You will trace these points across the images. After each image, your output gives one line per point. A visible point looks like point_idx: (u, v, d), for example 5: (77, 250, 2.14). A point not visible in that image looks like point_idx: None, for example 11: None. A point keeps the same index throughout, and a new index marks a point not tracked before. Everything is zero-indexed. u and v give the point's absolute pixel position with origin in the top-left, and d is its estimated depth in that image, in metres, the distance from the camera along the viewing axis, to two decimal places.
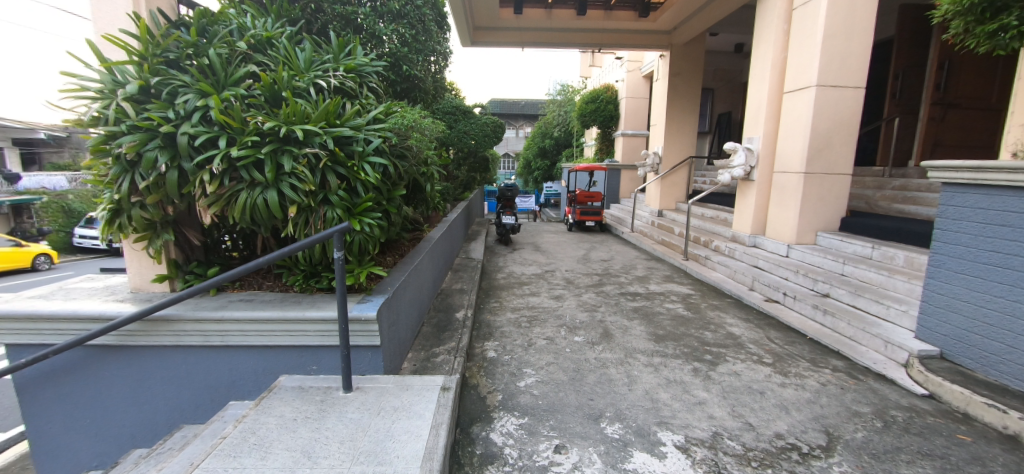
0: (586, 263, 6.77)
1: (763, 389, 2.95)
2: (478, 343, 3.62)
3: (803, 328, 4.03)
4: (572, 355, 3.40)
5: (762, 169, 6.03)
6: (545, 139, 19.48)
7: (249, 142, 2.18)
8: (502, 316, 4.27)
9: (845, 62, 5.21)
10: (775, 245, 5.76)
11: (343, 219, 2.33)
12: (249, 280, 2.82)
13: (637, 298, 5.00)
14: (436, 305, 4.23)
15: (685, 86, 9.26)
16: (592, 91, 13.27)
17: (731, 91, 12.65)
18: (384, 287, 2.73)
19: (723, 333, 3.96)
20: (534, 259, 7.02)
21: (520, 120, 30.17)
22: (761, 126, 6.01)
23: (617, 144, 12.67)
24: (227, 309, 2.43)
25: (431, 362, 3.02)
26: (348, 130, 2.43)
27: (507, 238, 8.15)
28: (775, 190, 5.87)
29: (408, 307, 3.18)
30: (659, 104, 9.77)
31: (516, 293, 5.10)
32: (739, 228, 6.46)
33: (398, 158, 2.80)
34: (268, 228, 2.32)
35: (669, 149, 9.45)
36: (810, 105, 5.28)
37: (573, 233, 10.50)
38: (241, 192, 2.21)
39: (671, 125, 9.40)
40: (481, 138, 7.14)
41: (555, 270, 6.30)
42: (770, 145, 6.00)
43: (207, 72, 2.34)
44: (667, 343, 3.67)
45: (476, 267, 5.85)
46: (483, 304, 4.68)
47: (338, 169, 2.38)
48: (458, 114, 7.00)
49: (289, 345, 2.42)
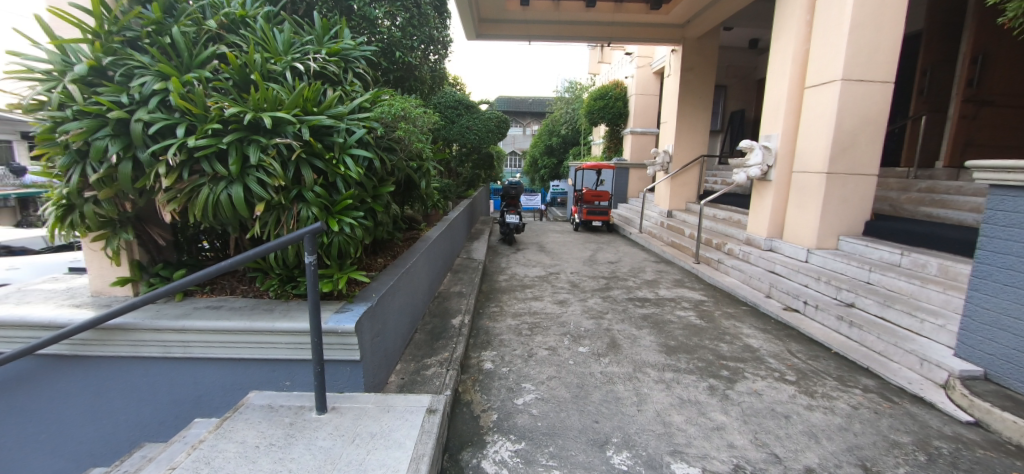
0: (593, 265, 6.47)
1: (788, 412, 2.66)
2: (475, 353, 3.35)
3: (827, 340, 3.73)
4: (576, 369, 3.12)
5: (781, 168, 5.71)
6: (552, 136, 19.14)
7: (210, 131, 1.93)
8: (501, 323, 4.00)
9: (873, 55, 4.86)
10: (793, 249, 5.43)
11: (319, 219, 2.07)
12: (222, 284, 2.57)
13: (646, 304, 4.70)
14: (431, 309, 3.97)
15: (698, 82, 8.91)
16: (601, 88, 12.90)
17: (744, 88, 12.28)
18: (369, 294, 2.46)
19: (740, 345, 3.66)
20: (538, 260, 6.74)
21: (527, 118, 29.90)
22: (779, 123, 5.68)
23: (626, 142, 12.34)
24: (190, 317, 2.18)
25: (421, 376, 2.76)
26: (327, 119, 2.16)
27: (510, 237, 7.87)
28: (794, 191, 5.54)
29: (397, 314, 2.91)
30: (670, 100, 9.43)
31: (518, 297, 4.82)
32: (755, 231, 6.13)
33: (387, 150, 2.54)
34: (235, 227, 2.07)
35: (680, 147, 9.12)
36: (835, 101, 4.94)
37: (579, 233, 10.20)
38: (202, 187, 1.96)
39: (682, 122, 9.06)
40: (484, 134, 6.87)
41: (560, 272, 6.01)
42: (790, 144, 5.67)
43: (169, 53, 2.09)
44: (680, 356, 3.37)
45: (477, 268, 5.58)
46: (482, 308, 4.41)
47: (315, 162, 2.12)
48: (461, 108, 6.69)
49: (259, 358, 2.17)
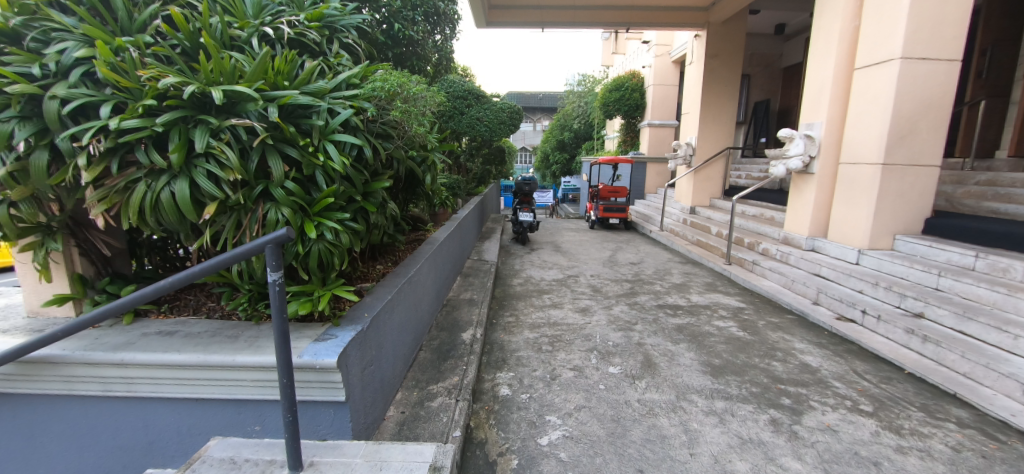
0: (614, 267, 5.96)
1: (876, 457, 2.16)
2: (488, 375, 2.88)
3: (898, 359, 3.21)
4: (608, 395, 2.65)
5: (825, 160, 5.14)
6: (565, 131, 18.58)
7: (143, 109, 1.48)
8: (517, 336, 3.52)
9: (938, 29, 4.28)
10: (841, 250, 4.88)
11: (290, 222, 1.61)
12: (186, 301, 2.14)
13: (679, 313, 4.18)
14: (439, 321, 3.51)
15: (724, 69, 8.33)
16: (616, 79, 12.31)
17: (769, 77, 11.65)
18: (359, 315, 2.01)
19: (796, 365, 3.14)
20: (555, 262, 6.24)
21: (537, 113, 29.37)
22: (822, 109, 5.11)
23: (644, 136, 11.78)
24: (135, 347, 1.74)
25: (425, 408, 2.30)
26: (301, 96, 1.71)
27: (524, 237, 7.39)
28: (841, 185, 4.97)
29: (398, 331, 2.46)
30: (692, 90, 8.86)
31: (534, 305, 4.33)
32: (793, 229, 5.58)
33: (381, 138, 2.08)
34: (185, 234, 1.62)
35: (703, 140, 8.55)
36: (892, 82, 4.37)
37: (596, 231, 9.68)
38: (138, 183, 1.52)
39: (706, 113, 8.48)
40: (495, 126, 6.41)
41: (579, 275, 5.51)
42: (835, 132, 5.09)
43: (101, 13, 1.64)
44: (728, 378, 2.88)
45: (489, 272, 5.11)
46: (495, 319, 3.93)
47: (287, 151, 1.66)
48: (471, 98, 6.20)
49: (220, 399, 1.73)
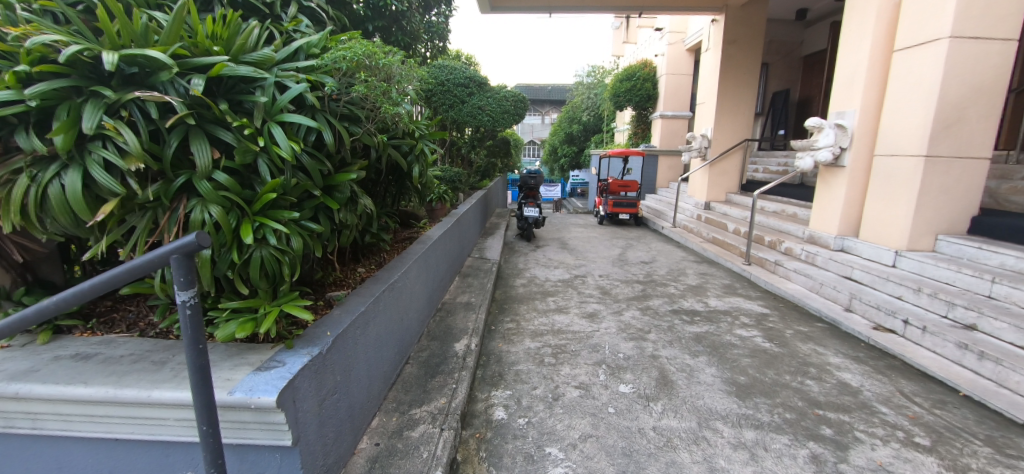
0: (624, 266, 5.58)
1: None
2: (482, 393, 2.54)
3: (951, 379, 2.82)
4: (619, 421, 2.30)
5: (857, 151, 4.70)
6: (573, 124, 18.12)
7: (18, 79, 1.15)
8: (517, 345, 3.17)
9: (993, 5, 3.82)
10: (875, 251, 4.46)
11: (220, 223, 1.28)
12: (122, 313, 1.83)
13: (696, 319, 3.80)
14: (431, 328, 3.18)
15: (742, 56, 7.85)
16: (628, 68, 11.82)
17: (788, 66, 11.13)
18: (320, 333, 1.66)
19: (833, 385, 2.76)
20: (561, 260, 5.87)
21: (545, 106, 28.88)
22: (855, 96, 4.67)
23: (655, 128, 11.33)
24: (37, 376, 1.41)
25: (405, 438, 1.97)
26: (237, 65, 1.37)
27: (529, 233, 7.03)
28: (876, 179, 4.54)
29: (376, 346, 2.12)
30: (708, 79, 8.38)
31: (537, 309, 3.97)
32: (820, 227, 5.15)
33: (347, 119, 1.74)
34: (86, 240, 1.29)
35: (720, 132, 8.09)
36: (939, 65, 3.92)
37: (604, 227, 9.28)
38: (16, 176, 1.19)
39: (723, 103, 8.01)
40: (498, 116, 6.05)
41: (586, 275, 5.14)
42: (870, 121, 4.64)
43: None
44: (757, 401, 2.51)
45: (490, 272, 4.76)
46: (494, 325, 3.59)
47: (218, 134, 1.33)
48: (473, 86, 5.84)
49: (141, 440, 1.39)
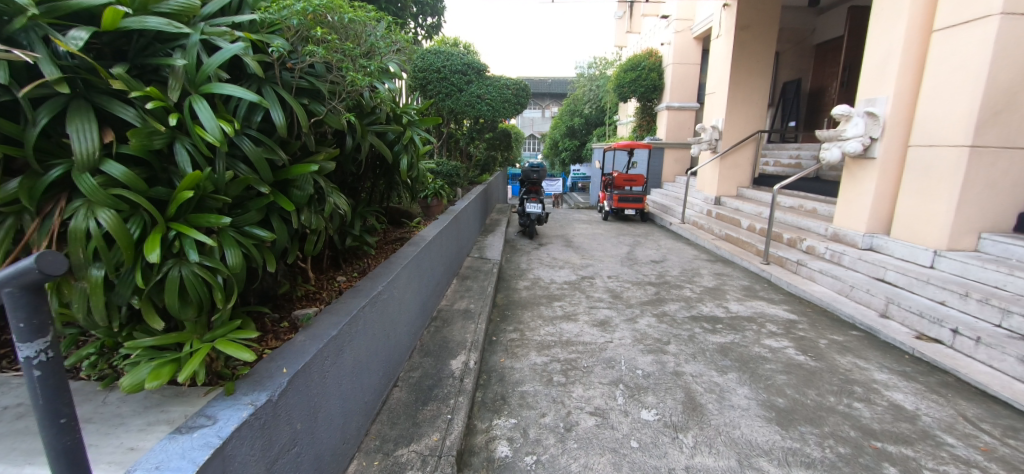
0: (634, 266, 5.21)
1: None
2: (482, 423, 2.18)
3: (1019, 400, 2.46)
4: (645, 459, 1.94)
5: (890, 141, 4.32)
6: (575, 116, 17.70)
7: None
8: (521, 361, 2.81)
9: None
10: (910, 250, 4.09)
11: (113, 232, 0.93)
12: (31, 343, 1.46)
13: (719, 327, 3.43)
14: (425, 341, 2.82)
15: (756, 42, 7.44)
16: (632, 58, 11.39)
17: (801, 55, 10.78)
18: (275, 370, 1.31)
19: (885, 409, 2.40)
20: (566, 260, 5.49)
21: (546, 100, 28.45)
22: (887, 81, 4.28)
23: (661, 119, 10.94)
24: None
25: None
26: (141, 18, 1.01)
27: (532, 230, 6.66)
28: (911, 172, 4.16)
29: (355, 374, 1.76)
30: (718, 67, 7.97)
31: (542, 315, 3.60)
32: (846, 224, 4.78)
33: (308, 95, 1.38)
34: None
35: (731, 123, 7.69)
36: (989, 45, 3.53)
37: (609, 223, 8.90)
38: None
39: (735, 93, 7.61)
40: (499, 105, 5.68)
41: (594, 276, 4.76)
42: (904, 108, 4.25)
43: None
44: (803, 431, 2.15)
45: (490, 273, 4.39)
46: (495, 335, 3.22)
47: (114, 109, 0.99)
48: (471, 73, 5.46)
49: None
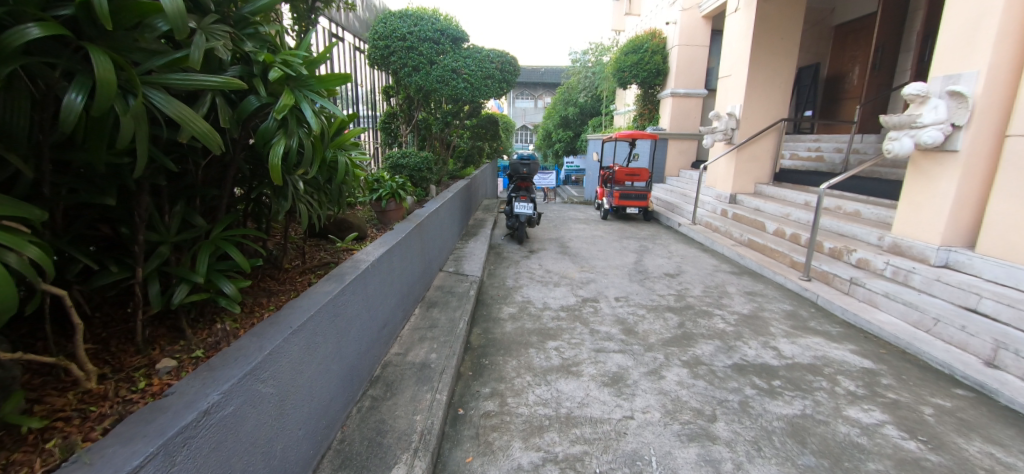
0: (646, 283, 4.23)
1: None
2: None
3: None
4: None
5: (979, 128, 3.36)
6: (569, 106, 16.60)
7: None
8: (498, 462, 1.81)
9: None
10: (1004, 271, 3.17)
11: None
12: None
13: (779, 387, 2.46)
14: (348, 431, 1.82)
15: (781, 15, 6.44)
16: (633, 39, 10.33)
17: (818, 37, 9.87)
18: None
19: None
20: (562, 273, 4.47)
21: (539, 90, 27.33)
22: (978, 52, 3.32)
23: (665, 107, 9.94)
24: None
25: None
26: None
27: (522, 233, 5.65)
28: (1008, 168, 3.22)
29: None
30: (735, 45, 6.96)
31: (531, 366, 2.59)
32: (910, 234, 3.84)
33: None
34: None
35: (750, 110, 6.68)
36: None
37: (610, 223, 7.90)
38: None
39: (755, 76, 6.57)
40: (479, 82, 4.64)
41: (598, 299, 3.75)
42: (999, 85, 3.29)
43: None
44: None
45: (465, 298, 3.39)
46: (464, 404, 2.22)
47: None
48: (443, 43, 4.43)
49: None
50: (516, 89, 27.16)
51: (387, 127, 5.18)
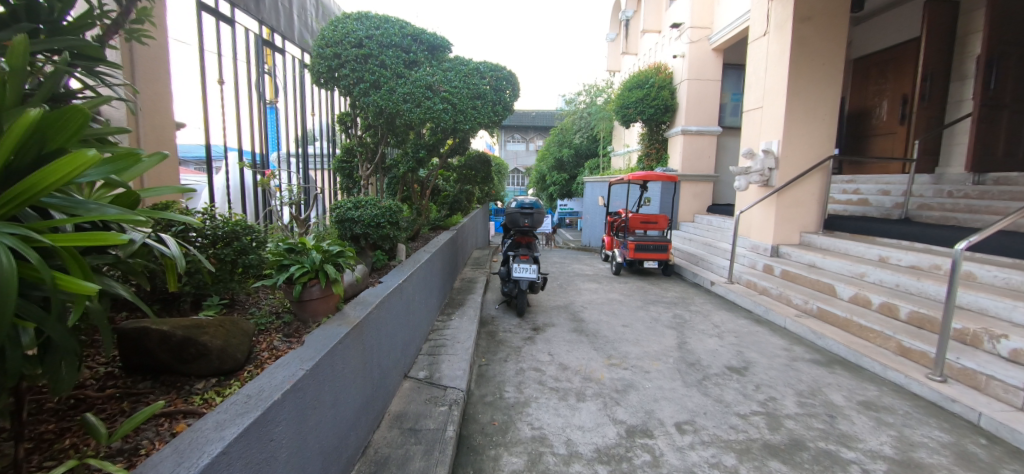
0: (710, 389, 2.87)
1: None
2: None
3: None
4: None
5: None
6: (564, 147, 15.68)
7: None
8: None
9: None
10: None
11: None
12: None
13: None
14: None
15: (820, 37, 5.47)
16: (637, 74, 9.49)
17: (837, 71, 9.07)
18: None
19: None
20: (584, 371, 3.11)
21: (530, 133, 26.90)
22: None
23: (675, 146, 8.97)
24: None
25: None
26: None
27: (520, 304, 4.30)
28: None
29: None
30: (766, 73, 5.96)
31: None
32: None
33: None
34: None
35: (791, 146, 5.60)
36: None
37: (624, 280, 6.60)
38: None
39: (794, 107, 5.52)
40: (466, 103, 3.43)
41: (652, 428, 2.37)
42: None
43: None
44: None
45: (435, 448, 1.98)
46: None
47: None
48: (416, 51, 3.30)
49: None
50: (507, 133, 26.62)
51: (345, 167, 4.05)
